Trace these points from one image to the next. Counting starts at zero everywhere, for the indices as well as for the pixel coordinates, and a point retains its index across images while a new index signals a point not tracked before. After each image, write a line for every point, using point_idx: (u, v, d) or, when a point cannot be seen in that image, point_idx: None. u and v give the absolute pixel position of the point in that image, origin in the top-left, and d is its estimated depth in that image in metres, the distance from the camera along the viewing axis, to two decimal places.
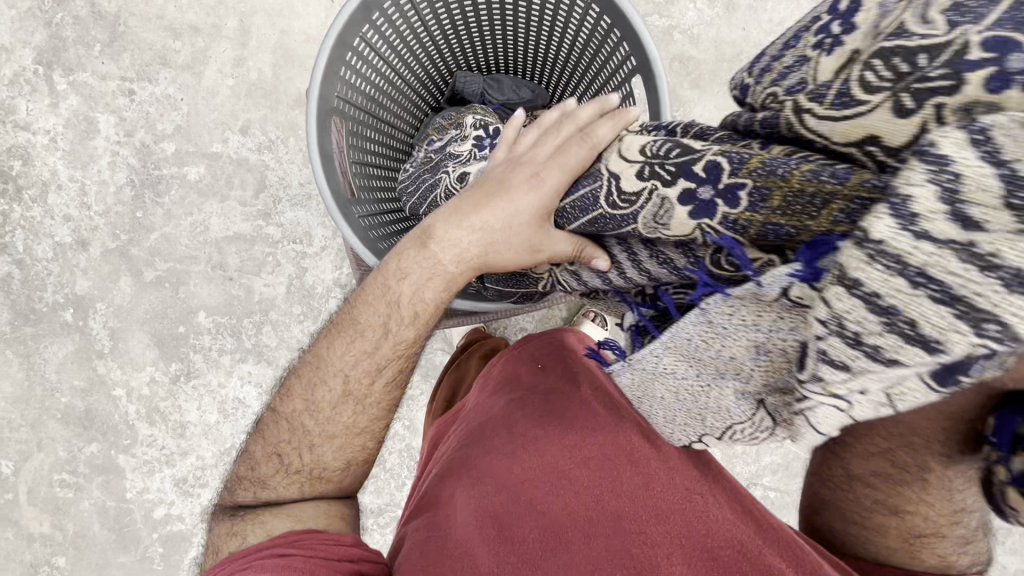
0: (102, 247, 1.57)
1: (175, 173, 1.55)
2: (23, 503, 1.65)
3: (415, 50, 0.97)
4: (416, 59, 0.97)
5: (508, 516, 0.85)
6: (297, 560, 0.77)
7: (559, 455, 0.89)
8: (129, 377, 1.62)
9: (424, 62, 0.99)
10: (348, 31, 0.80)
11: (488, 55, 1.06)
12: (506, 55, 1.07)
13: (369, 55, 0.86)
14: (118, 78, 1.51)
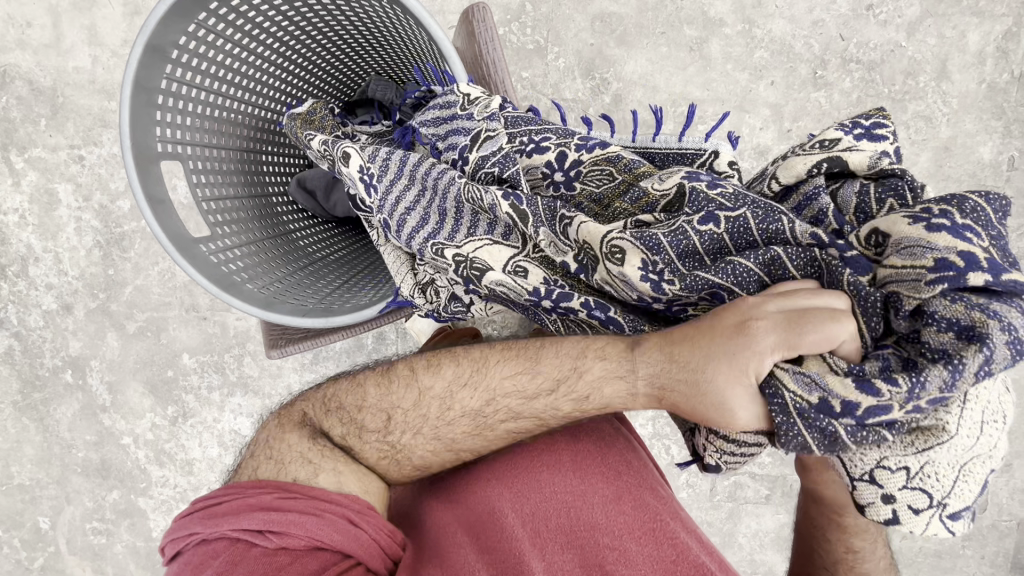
0: (86, 308, 1.65)
1: (136, 227, 1.61)
2: (66, 553, 1.79)
3: (271, 72, 0.91)
4: (274, 83, 0.92)
5: (483, 517, 0.78)
6: (309, 522, 0.68)
7: (535, 467, 0.81)
8: (133, 425, 1.71)
9: (288, 83, 0.94)
10: (152, 77, 0.75)
11: (365, 54, 0.97)
12: (383, 54, 0.96)
13: (195, 93, 0.82)
14: (66, 147, 1.58)
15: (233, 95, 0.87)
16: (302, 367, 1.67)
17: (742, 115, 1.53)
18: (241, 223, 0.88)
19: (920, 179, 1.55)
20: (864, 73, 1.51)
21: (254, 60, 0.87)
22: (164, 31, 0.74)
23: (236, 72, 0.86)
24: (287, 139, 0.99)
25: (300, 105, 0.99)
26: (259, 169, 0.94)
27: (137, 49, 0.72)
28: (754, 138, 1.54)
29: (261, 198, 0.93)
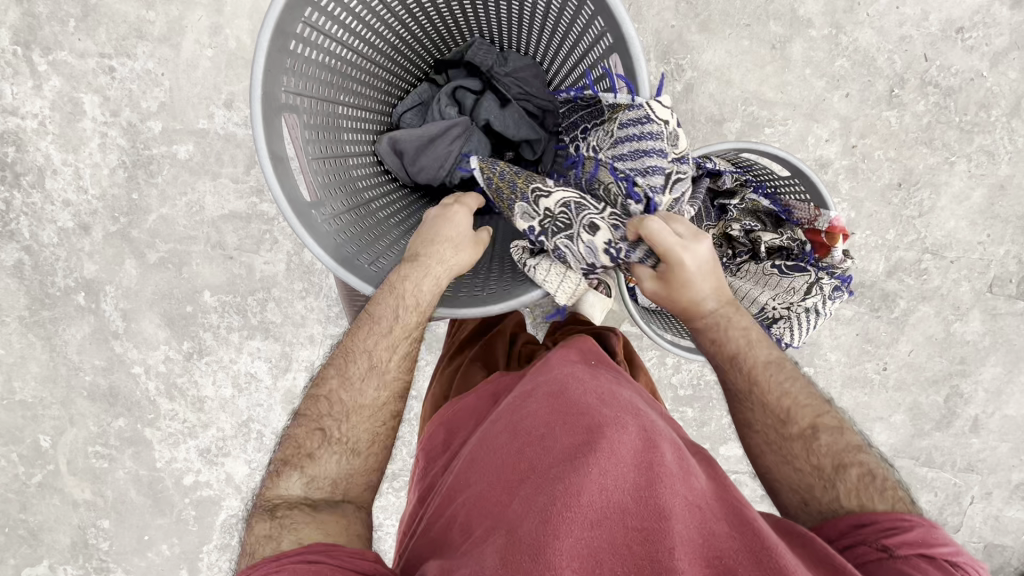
0: (104, 231, 1.58)
1: (165, 153, 1.52)
2: (65, 472, 1.78)
3: (386, 26, 0.86)
4: (385, 38, 0.87)
5: (508, 516, 0.73)
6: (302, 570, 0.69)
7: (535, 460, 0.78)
8: (146, 355, 1.67)
9: (397, 40, 0.90)
10: (290, 21, 0.69)
11: (480, 19, 0.94)
12: (501, 23, 0.94)
13: (319, 41, 0.76)
14: (96, 55, 1.45)
15: (350, 46, 0.82)
16: (327, 320, 1.64)
17: (811, 123, 1.49)
18: (337, 190, 0.84)
19: (970, 214, 1.55)
20: (940, 99, 1.48)
21: (370, 11, 0.82)
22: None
23: (356, 22, 0.81)
24: (379, 98, 0.94)
25: (399, 64, 0.94)
26: (347, 129, 0.88)
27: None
28: (818, 149, 1.51)
29: (349, 163, 0.88)
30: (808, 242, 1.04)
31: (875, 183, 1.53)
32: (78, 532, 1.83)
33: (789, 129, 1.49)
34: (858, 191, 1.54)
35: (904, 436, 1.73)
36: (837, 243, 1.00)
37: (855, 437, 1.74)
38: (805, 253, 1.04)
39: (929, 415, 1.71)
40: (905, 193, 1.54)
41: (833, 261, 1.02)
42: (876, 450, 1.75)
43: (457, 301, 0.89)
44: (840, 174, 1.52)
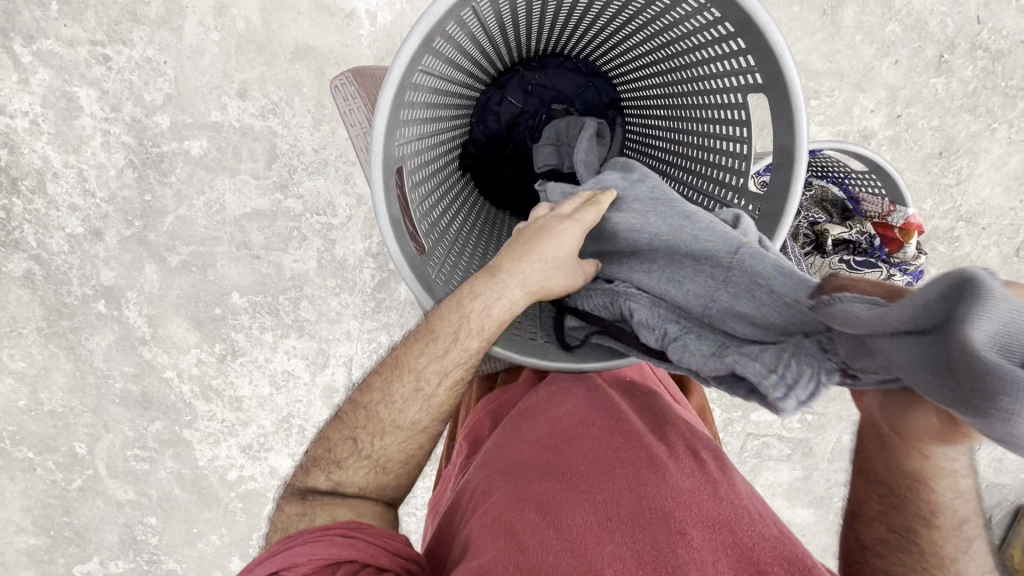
0: (119, 236, 1.48)
1: (177, 150, 1.41)
2: (106, 476, 1.77)
3: (472, 52, 0.79)
4: (468, 62, 0.80)
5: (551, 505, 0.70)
6: (307, 546, 0.68)
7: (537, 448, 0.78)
8: (176, 360, 1.63)
9: (475, 60, 0.82)
10: (410, 77, 0.62)
11: (553, 31, 0.89)
12: (572, 34, 0.90)
13: (422, 88, 0.69)
14: (87, 43, 1.32)
15: (442, 81, 0.76)
16: (363, 315, 1.60)
17: (857, 94, 1.44)
18: (433, 233, 0.80)
19: (1005, 180, 1.55)
20: (988, 63, 1.44)
21: (467, 39, 0.74)
22: (444, 20, 0.60)
23: (454, 56, 0.74)
24: (451, 115, 0.88)
25: (472, 80, 0.87)
26: (431, 159, 0.83)
27: (416, 42, 0.58)
28: (863, 120, 1.47)
29: (435, 197, 0.84)
30: (877, 237, 1.03)
31: (916, 153, 1.51)
32: (126, 531, 1.85)
33: (834, 100, 1.45)
34: (899, 162, 1.52)
35: None
36: (911, 240, 1.00)
37: None
38: (873, 248, 1.03)
39: None
40: (945, 162, 1.52)
41: (904, 257, 1.02)
42: None
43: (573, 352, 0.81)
44: (883, 145, 1.50)
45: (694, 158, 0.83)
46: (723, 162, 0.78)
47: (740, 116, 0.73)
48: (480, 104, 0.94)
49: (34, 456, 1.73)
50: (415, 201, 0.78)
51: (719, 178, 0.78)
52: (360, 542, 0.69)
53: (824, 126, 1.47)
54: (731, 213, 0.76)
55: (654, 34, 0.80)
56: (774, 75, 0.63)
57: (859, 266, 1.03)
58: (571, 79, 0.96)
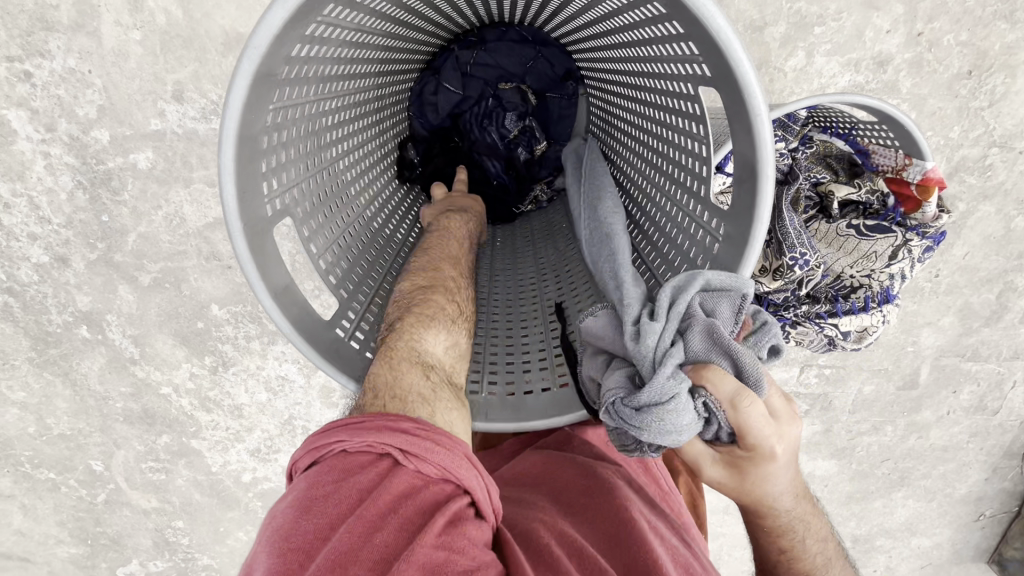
0: (85, 260, 1.43)
1: (123, 164, 1.32)
2: (127, 488, 1.82)
3: (347, 62, 0.67)
4: (347, 72, 0.68)
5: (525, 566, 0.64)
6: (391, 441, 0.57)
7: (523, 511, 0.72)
8: (170, 375, 1.61)
9: (359, 66, 0.71)
10: (255, 126, 0.52)
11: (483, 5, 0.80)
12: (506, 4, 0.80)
13: (284, 130, 0.59)
14: (3, 60, 1.21)
15: (319, 106, 0.65)
16: None
17: (870, 14, 1.24)
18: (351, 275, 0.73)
19: None
20: None
21: (341, 48, 0.63)
22: (280, 53, 0.50)
23: (319, 77, 0.62)
24: (352, 131, 0.77)
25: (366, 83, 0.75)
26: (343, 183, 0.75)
27: (245, 86, 0.48)
28: (877, 44, 1.27)
29: (359, 222, 0.77)
30: (891, 196, 0.89)
31: (941, 76, 1.32)
32: (157, 534, 1.92)
33: (843, 24, 1.25)
34: (921, 88, 1.33)
35: (952, 336, 1.69)
36: (931, 198, 0.85)
37: (901, 344, 1.71)
38: (887, 209, 0.90)
39: (979, 312, 1.65)
40: (975, 82, 1.33)
41: (923, 218, 0.87)
42: (922, 353, 1.72)
43: (521, 404, 0.71)
44: (902, 71, 1.30)
45: (669, 152, 0.74)
46: (686, 159, 0.70)
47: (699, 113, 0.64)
48: (417, 94, 0.92)
49: (56, 476, 1.78)
50: (327, 247, 0.70)
51: (688, 184, 0.70)
52: (435, 453, 0.57)
53: (831, 56, 1.28)
54: (697, 224, 0.68)
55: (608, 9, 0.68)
56: (725, 72, 0.52)
57: (872, 230, 0.90)
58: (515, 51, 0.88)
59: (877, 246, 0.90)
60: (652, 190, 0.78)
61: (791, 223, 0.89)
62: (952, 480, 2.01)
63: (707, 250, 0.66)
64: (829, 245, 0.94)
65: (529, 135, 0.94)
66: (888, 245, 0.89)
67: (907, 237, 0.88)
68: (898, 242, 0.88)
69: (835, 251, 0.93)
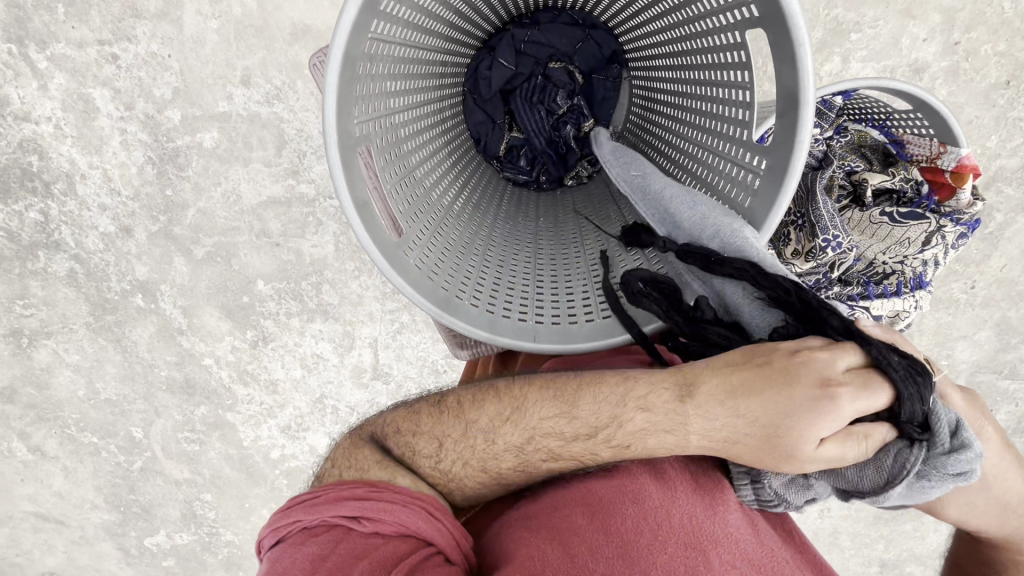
0: (147, 231, 1.54)
1: (191, 143, 1.43)
2: (162, 457, 1.90)
3: (431, 16, 0.74)
4: (429, 27, 0.75)
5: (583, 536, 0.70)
6: (383, 511, 0.66)
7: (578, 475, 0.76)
8: (213, 347, 1.70)
9: (440, 24, 0.77)
10: (357, 42, 0.58)
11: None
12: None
13: (374, 60, 0.65)
14: (95, 43, 1.34)
15: (402, 49, 0.71)
16: (384, 296, 1.61)
17: (906, 22, 1.28)
18: (415, 211, 0.77)
19: None
20: None
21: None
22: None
23: (406, 21, 0.69)
24: (425, 85, 0.83)
25: (445, 44, 0.82)
26: (405, 132, 0.79)
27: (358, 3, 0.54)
28: (914, 52, 1.30)
29: (418, 171, 0.81)
30: (925, 184, 0.92)
31: (978, 85, 1.34)
32: (186, 506, 1.99)
33: (880, 31, 1.29)
34: (958, 96, 1.35)
35: (989, 351, 1.66)
36: (965, 184, 0.88)
37: (935, 357, 1.68)
38: (921, 197, 0.92)
39: (1016, 328, 1.62)
40: (1013, 92, 1.34)
41: (957, 205, 0.90)
42: (957, 367, 1.69)
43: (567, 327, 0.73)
44: (938, 79, 1.33)
45: (702, 108, 0.78)
46: (728, 111, 0.73)
47: (743, 57, 0.68)
48: (472, 71, 0.92)
49: (98, 440, 1.87)
50: (391, 180, 0.74)
51: (727, 133, 0.73)
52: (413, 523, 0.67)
53: (868, 62, 1.31)
54: (739, 167, 0.70)
55: None
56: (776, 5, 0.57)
57: (904, 217, 0.92)
58: (558, 30, 0.89)
59: (910, 233, 0.92)
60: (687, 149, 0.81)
61: (824, 207, 0.92)
62: None
63: (748, 187, 0.68)
64: (862, 233, 0.95)
65: (578, 113, 0.92)
66: (921, 233, 0.92)
67: (940, 224, 0.91)
68: (930, 229, 0.91)
69: (869, 237, 0.95)
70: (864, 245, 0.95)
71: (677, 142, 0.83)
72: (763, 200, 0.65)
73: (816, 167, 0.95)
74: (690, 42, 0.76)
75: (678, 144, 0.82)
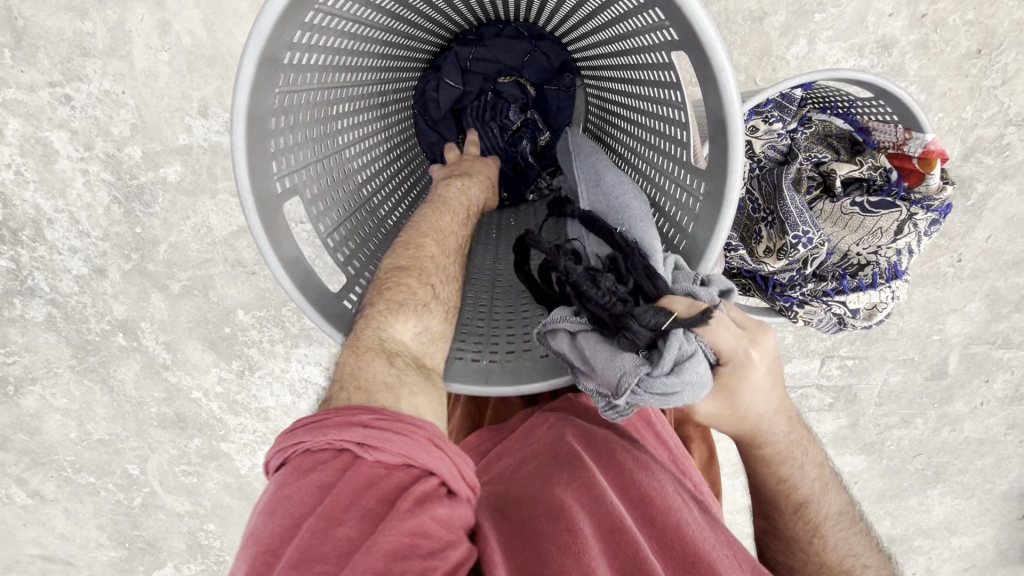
0: (121, 270, 1.52)
1: (155, 178, 1.40)
2: (161, 492, 1.89)
3: (341, 50, 0.74)
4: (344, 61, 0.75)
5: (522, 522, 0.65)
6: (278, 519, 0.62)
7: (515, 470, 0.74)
8: (200, 380, 1.69)
9: (356, 55, 0.77)
10: (258, 101, 0.59)
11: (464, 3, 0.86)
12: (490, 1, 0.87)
13: (286, 110, 0.65)
14: (46, 85, 1.31)
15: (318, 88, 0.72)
16: None
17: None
18: (351, 239, 0.79)
19: None
20: None
21: (334, 38, 0.71)
22: (282, 33, 0.56)
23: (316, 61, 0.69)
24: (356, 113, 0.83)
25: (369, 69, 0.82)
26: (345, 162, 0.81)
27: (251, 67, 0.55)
28: (881, 28, 1.27)
29: (355, 195, 0.82)
30: (894, 170, 0.89)
31: (949, 56, 1.31)
32: (190, 537, 1.99)
33: (843, 10, 1.26)
34: (929, 70, 1.32)
35: (980, 323, 1.64)
36: (934, 170, 0.85)
37: (927, 333, 1.66)
38: (891, 184, 0.90)
39: (1007, 297, 1.60)
40: (986, 61, 1.31)
41: (927, 191, 0.87)
42: (950, 341, 1.67)
43: (521, 368, 0.74)
44: (908, 53, 1.30)
45: (651, 119, 0.79)
46: (670, 129, 0.74)
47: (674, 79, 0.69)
48: (420, 93, 0.97)
49: (96, 480, 1.87)
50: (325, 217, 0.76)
51: (671, 153, 0.74)
52: None
53: (834, 42, 1.28)
54: (683, 189, 0.71)
55: None
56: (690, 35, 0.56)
57: (875, 207, 0.90)
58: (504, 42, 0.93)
59: (882, 223, 0.90)
60: (647, 161, 0.83)
61: (790, 202, 0.90)
62: (991, 475, 1.93)
63: (691, 212, 0.68)
64: (833, 225, 0.94)
65: (532, 126, 0.99)
66: (892, 221, 0.89)
67: (913, 211, 0.88)
68: (903, 217, 0.89)
69: (839, 229, 0.93)
70: (834, 237, 0.94)
71: (635, 159, 0.85)
72: (703, 225, 0.66)
73: (782, 162, 0.93)
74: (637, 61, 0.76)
75: (637, 162, 0.85)
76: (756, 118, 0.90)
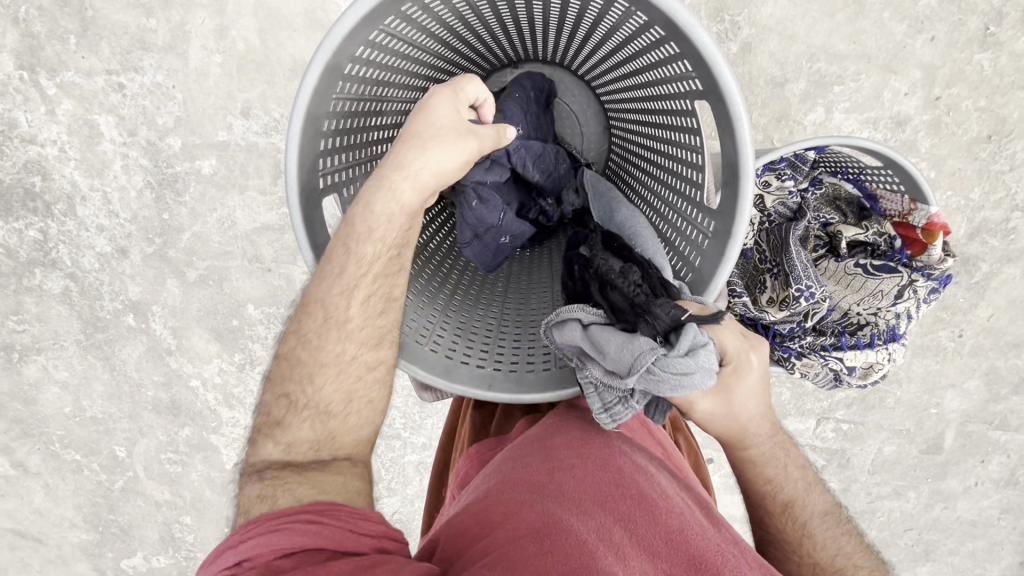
0: (142, 253, 1.56)
1: (189, 169, 1.47)
2: (144, 478, 1.88)
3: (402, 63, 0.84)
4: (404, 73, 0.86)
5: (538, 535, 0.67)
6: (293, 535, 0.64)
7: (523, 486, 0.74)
8: (200, 369, 1.71)
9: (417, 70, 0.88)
10: (318, 106, 0.71)
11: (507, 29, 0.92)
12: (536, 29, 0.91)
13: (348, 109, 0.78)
14: (103, 72, 1.39)
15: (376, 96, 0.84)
16: None
17: (888, 76, 1.31)
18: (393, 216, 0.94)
19: None
20: None
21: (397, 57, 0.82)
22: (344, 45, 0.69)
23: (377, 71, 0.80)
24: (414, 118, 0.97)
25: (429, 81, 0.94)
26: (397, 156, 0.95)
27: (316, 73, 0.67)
28: (896, 105, 1.33)
29: None
30: (898, 238, 0.93)
31: (960, 138, 1.36)
32: (165, 528, 1.96)
33: (861, 84, 1.32)
34: (940, 149, 1.37)
35: (978, 401, 1.65)
36: (936, 241, 0.89)
37: (924, 405, 1.66)
38: (894, 251, 0.94)
39: (1006, 378, 1.61)
40: (996, 146, 1.36)
41: (929, 261, 0.91)
42: (947, 416, 1.67)
43: (522, 378, 0.81)
44: (921, 131, 1.36)
45: (665, 155, 0.87)
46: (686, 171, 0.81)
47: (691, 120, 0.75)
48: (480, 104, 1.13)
49: (81, 458, 1.87)
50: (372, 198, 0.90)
51: (684, 191, 0.81)
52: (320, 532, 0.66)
53: (850, 114, 1.34)
54: (693, 227, 0.78)
55: (607, 22, 0.78)
56: (714, 88, 0.64)
57: (878, 270, 0.94)
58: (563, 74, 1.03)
59: (883, 287, 0.93)
60: (649, 194, 0.92)
61: (796, 258, 0.94)
62: (982, 560, 1.88)
63: (698, 247, 0.76)
64: (836, 284, 0.97)
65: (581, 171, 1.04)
66: (893, 286, 0.92)
67: (913, 278, 0.91)
68: (903, 283, 0.92)
69: (843, 288, 0.96)
70: (836, 295, 0.97)
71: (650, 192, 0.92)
72: (708, 260, 0.73)
73: (791, 218, 0.97)
74: (654, 95, 0.82)
75: (650, 194, 0.92)
76: (770, 173, 0.94)
